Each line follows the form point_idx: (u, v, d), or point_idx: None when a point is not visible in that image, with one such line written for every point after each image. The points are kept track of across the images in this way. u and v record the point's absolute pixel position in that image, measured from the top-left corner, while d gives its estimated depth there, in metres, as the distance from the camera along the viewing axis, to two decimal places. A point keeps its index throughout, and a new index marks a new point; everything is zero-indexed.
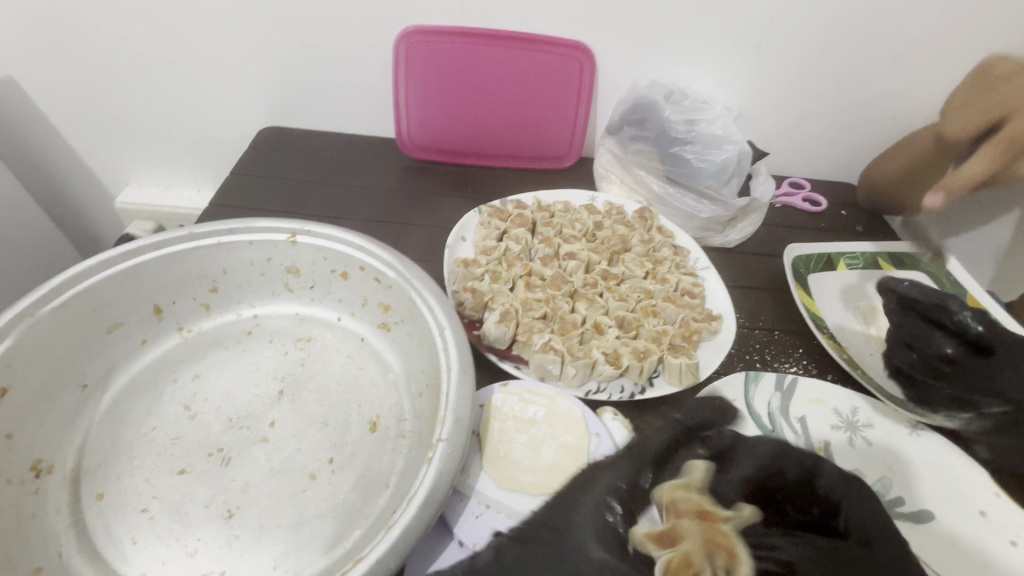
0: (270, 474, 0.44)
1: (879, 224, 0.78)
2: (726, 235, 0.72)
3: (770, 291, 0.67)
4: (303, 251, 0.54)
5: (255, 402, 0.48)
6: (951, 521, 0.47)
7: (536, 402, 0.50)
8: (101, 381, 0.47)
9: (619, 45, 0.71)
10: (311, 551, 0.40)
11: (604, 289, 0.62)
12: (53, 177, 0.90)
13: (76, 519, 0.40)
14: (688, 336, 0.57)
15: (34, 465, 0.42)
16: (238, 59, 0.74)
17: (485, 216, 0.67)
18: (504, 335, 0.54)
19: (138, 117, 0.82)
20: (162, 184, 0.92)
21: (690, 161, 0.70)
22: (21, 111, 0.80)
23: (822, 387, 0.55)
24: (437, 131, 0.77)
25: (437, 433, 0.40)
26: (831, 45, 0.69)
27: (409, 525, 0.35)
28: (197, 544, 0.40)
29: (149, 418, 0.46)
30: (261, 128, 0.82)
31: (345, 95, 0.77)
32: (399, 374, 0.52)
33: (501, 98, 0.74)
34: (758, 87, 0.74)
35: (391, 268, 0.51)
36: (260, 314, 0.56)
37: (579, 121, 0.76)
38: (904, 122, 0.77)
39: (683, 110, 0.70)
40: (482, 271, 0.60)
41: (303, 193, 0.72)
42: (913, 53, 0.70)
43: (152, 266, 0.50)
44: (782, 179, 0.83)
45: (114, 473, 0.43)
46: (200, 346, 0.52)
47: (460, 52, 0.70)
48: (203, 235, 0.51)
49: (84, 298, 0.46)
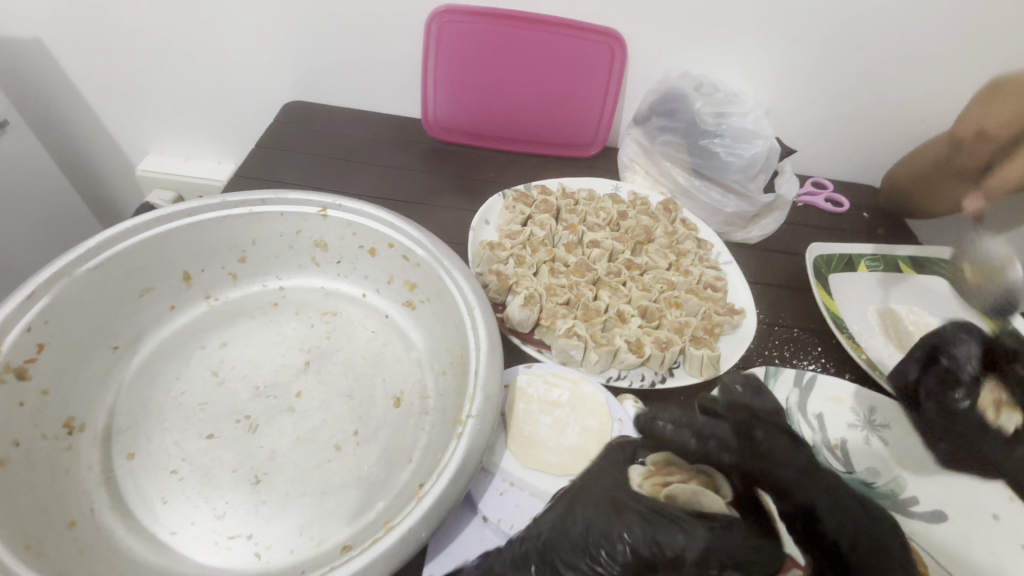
0: (296, 443, 0.44)
1: (901, 228, 0.78)
2: (748, 231, 0.72)
3: (791, 289, 0.67)
4: (333, 225, 0.54)
5: (281, 371, 0.49)
6: (967, 524, 0.47)
7: (561, 385, 0.50)
8: (131, 344, 0.48)
9: (652, 34, 0.70)
10: (335, 520, 0.41)
11: (628, 278, 0.62)
12: (76, 142, 0.90)
13: (107, 476, 0.41)
14: (710, 328, 0.57)
15: (68, 421, 0.42)
16: (265, 32, 0.73)
17: (510, 200, 0.67)
18: (528, 319, 0.54)
19: (162, 86, 0.81)
20: (183, 154, 0.92)
21: (719, 155, 0.70)
22: (46, 75, 0.80)
23: (840, 385, 0.55)
24: (462, 113, 0.76)
25: (467, 409, 0.41)
26: (865, 43, 0.69)
27: (439, 497, 0.36)
28: (225, 507, 0.40)
29: (179, 382, 0.47)
30: (285, 102, 0.82)
31: (372, 72, 0.77)
32: (422, 351, 0.53)
33: (529, 83, 0.74)
34: (789, 83, 0.73)
35: (421, 245, 0.51)
36: (286, 286, 0.56)
37: (606, 109, 0.76)
38: (932, 125, 0.76)
39: (714, 103, 0.70)
40: (508, 254, 0.60)
41: (327, 169, 0.72)
42: (947, 56, 0.69)
43: (184, 232, 0.50)
44: (804, 178, 0.83)
45: (144, 434, 0.44)
46: (228, 315, 0.53)
47: (490, 34, 0.70)
48: (235, 204, 0.51)
49: (119, 260, 0.46)
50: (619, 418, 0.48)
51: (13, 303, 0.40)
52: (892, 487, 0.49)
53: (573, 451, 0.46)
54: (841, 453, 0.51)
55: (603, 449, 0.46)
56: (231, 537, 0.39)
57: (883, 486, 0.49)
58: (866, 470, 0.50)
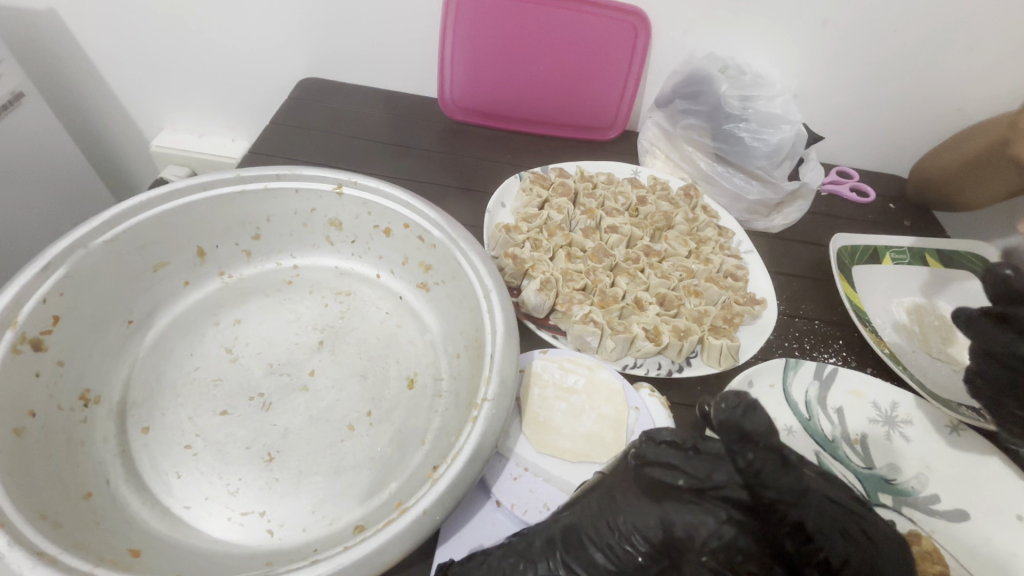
0: (309, 422, 0.44)
1: (928, 220, 0.75)
2: (771, 219, 0.70)
3: (814, 280, 0.65)
4: (349, 203, 0.53)
5: (296, 349, 0.49)
6: (989, 523, 0.46)
7: (577, 371, 0.50)
8: (146, 319, 0.48)
9: (677, 13, 0.67)
10: (348, 499, 0.41)
11: (646, 265, 0.61)
12: (92, 117, 0.90)
13: (122, 449, 0.41)
14: (730, 318, 0.56)
15: (83, 394, 0.43)
16: (280, 6, 0.71)
17: (527, 182, 0.66)
18: (543, 304, 0.53)
19: (176, 60, 0.80)
20: (197, 131, 0.92)
21: (743, 140, 0.67)
22: (60, 46, 0.79)
23: (862, 379, 0.53)
24: (480, 94, 0.74)
25: (481, 393, 0.40)
26: (902, 26, 0.65)
27: (454, 481, 0.35)
28: (238, 484, 0.40)
29: (193, 357, 0.47)
30: (300, 79, 0.80)
31: (388, 50, 0.75)
32: (436, 333, 0.52)
33: (549, 63, 0.71)
34: (819, 67, 0.71)
35: (437, 226, 0.50)
36: (300, 265, 0.56)
37: (628, 92, 0.73)
38: (967, 114, 0.73)
39: (741, 85, 0.67)
40: (524, 237, 0.59)
41: (341, 147, 0.71)
42: (989, 40, 0.66)
43: (199, 207, 0.49)
44: (829, 167, 0.80)
45: (158, 408, 0.44)
46: (242, 292, 0.52)
47: (509, 11, 0.67)
48: (250, 179, 0.51)
49: (135, 234, 0.46)
50: (636, 407, 0.47)
51: (28, 274, 0.40)
52: (914, 483, 0.48)
53: (588, 438, 0.45)
54: (861, 448, 0.50)
55: (619, 437, 0.45)
56: (243, 514, 0.39)
57: (904, 483, 0.48)
58: (885, 466, 0.49)
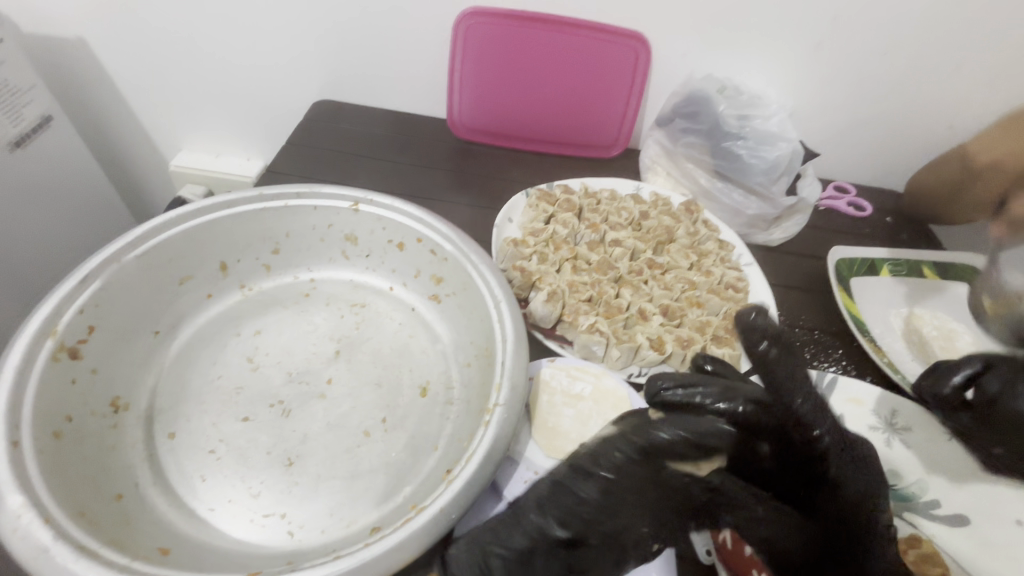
0: (327, 428, 0.46)
1: (924, 234, 0.77)
2: (770, 233, 0.73)
3: (814, 291, 0.67)
4: (364, 218, 0.55)
5: (313, 359, 0.51)
6: (985, 524, 0.47)
7: (584, 379, 0.52)
8: (171, 330, 0.51)
9: (676, 38, 0.70)
10: (364, 502, 0.42)
11: (649, 278, 0.63)
12: (114, 138, 0.94)
13: (150, 453, 0.43)
14: (731, 328, 0.57)
15: (113, 401, 0.45)
16: (299, 34, 0.75)
17: (533, 198, 0.68)
18: (550, 315, 0.55)
19: (198, 85, 0.84)
20: (215, 151, 0.95)
21: (742, 157, 0.70)
22: (87, 72, 0.83)
23: (862, 388, 0.54)
24: (487, 114, 0.78)
25: (493, 398, 0.42)
26: (891, 49, 0.69)
27: (469, 482, 0.37)
28: (260, 487, 0.42)
29: (216, 366, 0.49)
30: (315, 102, 0.84)
31: (399, 74, 0.79)
32: (447, 343, 0.54)
33: (553, 85, 0.75)
34: (813, 87, 0.74)
35: (449, 241, 0.52)
36: (317, 278, 0.58)
37: (629, 111, 0.76)
38: (958, 132, 0.76)
39: (738, 105, 0.70)
40: (531, 251, 0.61)
41: (354, 165, 0.74)
42: (975, 62, 0.69)
43: (222, 222, 0.52)
44: (826, 183, 0.83)
45: (183, 415, 0.46)
46: (262, 303, 0.55)
47: (516, 37, 0.71)
48: (272, 197, 0.53)
49: (164, 248, 0.49)
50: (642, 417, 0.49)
51: (67, 285, 0.42)
52: (914, 489, 0.49)
53: None
54: None
55: None
56: (265, 515, 0.41)
57: (903, 489, 0.49)
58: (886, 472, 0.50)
